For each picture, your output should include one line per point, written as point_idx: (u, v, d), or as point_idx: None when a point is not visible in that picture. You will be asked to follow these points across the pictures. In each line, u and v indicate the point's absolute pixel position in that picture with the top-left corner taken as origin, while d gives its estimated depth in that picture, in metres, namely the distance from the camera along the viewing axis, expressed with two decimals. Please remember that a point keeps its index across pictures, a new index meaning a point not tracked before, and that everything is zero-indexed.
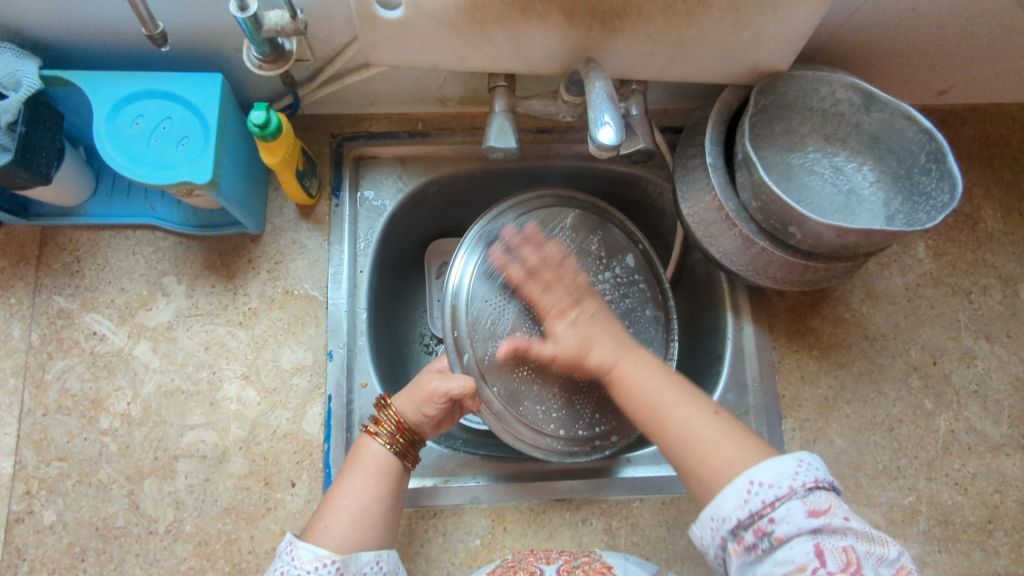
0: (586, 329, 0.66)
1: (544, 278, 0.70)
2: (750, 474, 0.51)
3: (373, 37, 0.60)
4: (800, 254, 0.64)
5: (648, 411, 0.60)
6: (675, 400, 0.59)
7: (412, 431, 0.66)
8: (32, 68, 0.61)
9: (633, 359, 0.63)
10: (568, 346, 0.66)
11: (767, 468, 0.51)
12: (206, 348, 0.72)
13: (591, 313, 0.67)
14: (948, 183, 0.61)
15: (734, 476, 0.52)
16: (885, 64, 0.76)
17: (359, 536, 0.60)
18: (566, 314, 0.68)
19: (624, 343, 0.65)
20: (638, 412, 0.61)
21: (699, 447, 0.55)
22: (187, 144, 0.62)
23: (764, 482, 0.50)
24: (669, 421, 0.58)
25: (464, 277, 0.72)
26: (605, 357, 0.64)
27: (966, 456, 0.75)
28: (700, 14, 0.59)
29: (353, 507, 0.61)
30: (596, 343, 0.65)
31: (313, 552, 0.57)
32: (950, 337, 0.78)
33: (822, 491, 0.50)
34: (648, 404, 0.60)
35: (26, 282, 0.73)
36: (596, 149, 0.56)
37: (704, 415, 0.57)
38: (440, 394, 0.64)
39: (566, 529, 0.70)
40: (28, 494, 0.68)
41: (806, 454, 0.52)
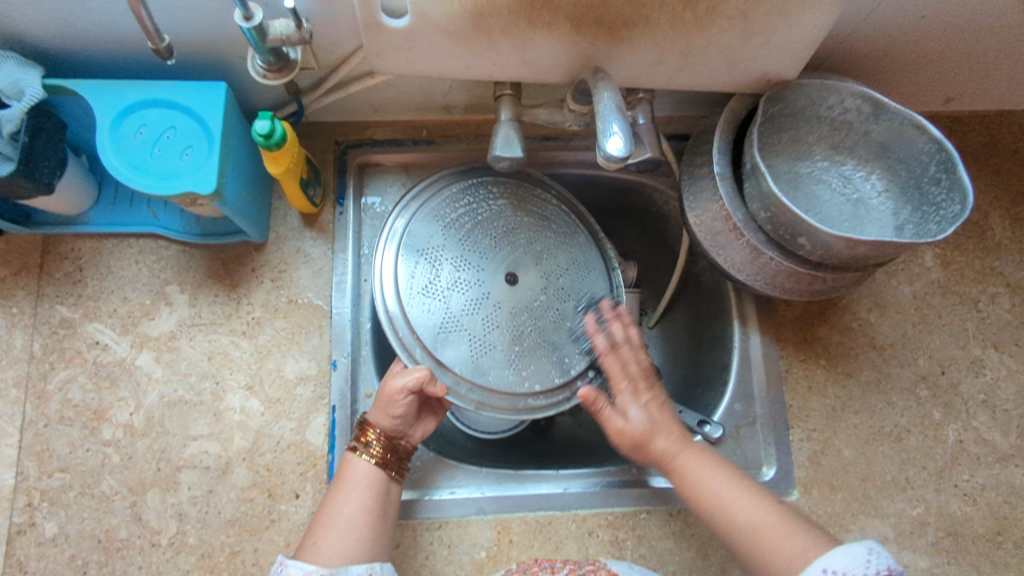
0: (657, 416, 0.63)
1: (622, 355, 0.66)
2: (823, 561, 0.52)
3: (379, 45, 0.60)
4: (808, 265, 0.64)
5: (712, 502, 0.60)
6: (741, 494, 0.59)
7: (393, 440, 0.65)
8: (34, 77, 0.60)
9: (694, 450, 0.62)
10: (637, 426, 0.62)
11: (839, 556, 0.52)
12: (209, 358, 0.72)
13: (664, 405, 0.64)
14: (958, 193, 0.60)
15: (807, 567, 0.53)
16: (892, 72, 0.75)
17: (348, 550, 0.59)
18: (640, 394, 0.64)
19: (684, 433, 0.64)
20: (703, 507, 0.60)
21: (770, 537, 0.56)
22: (190, 153, 0.62)
23: (837, 569, 0.51)
24: (736, 515, 0.58)
25: (388, 270, 0.68)
26: (669, 445, 0.62)
27: (975, 467, 0.74)
28: (708, 23, 0.58)
29: (341, 521, 0.60)
30: (666, 430, 0.63)
31: (302, 568, 0.56)
32: (958, 347, 0.78)
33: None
34: (711, 497, 0.60)
35: (28, 291, 0.72)
36: (605, 160, 0.55)
37: (768, 506, 0.58)
38: (399, 393, 0.63)
39: (571, 540, 0.70)
40: (29, 506, 0.67)
41: (879, 545, 0.52)
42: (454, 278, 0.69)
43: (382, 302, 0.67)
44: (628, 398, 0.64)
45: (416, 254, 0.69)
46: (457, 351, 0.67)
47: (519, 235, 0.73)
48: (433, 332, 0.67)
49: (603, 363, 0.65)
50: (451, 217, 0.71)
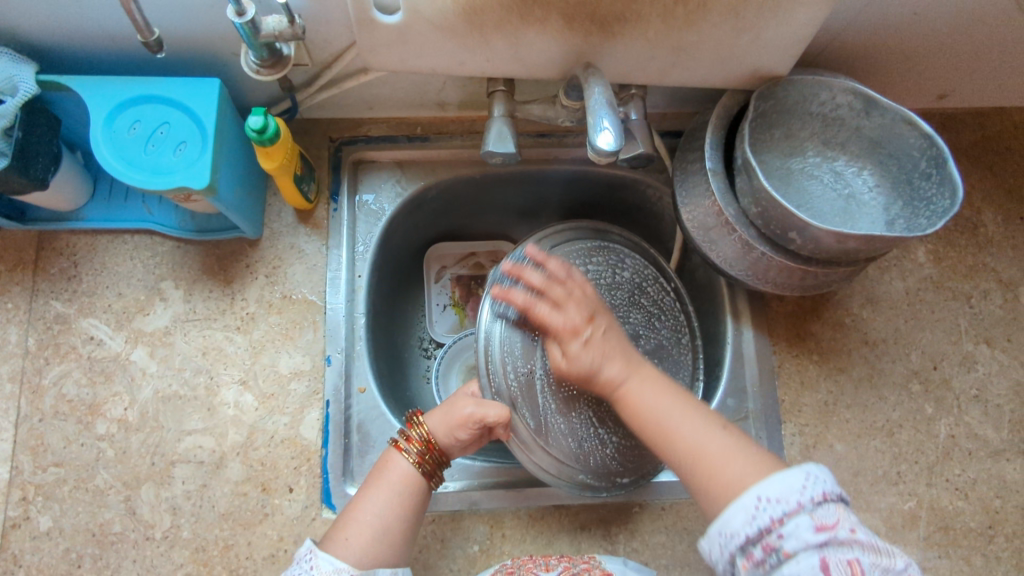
0: (600, 348, 0.62)
1: (554, 295, 0.63)
2: (757, 489, 0.52)
3: (372, 41, 0.60)
4: (799, 260, 0.64)
5: (655, 427, 0.60)
6: (683, 416, 0.60)
7: (444, 451, 0.65)
8: (28, 73, 0.61)
9: (641, 376, 0.63)
10: (583, 365, 0.62)
11: (775, 483, 0.51)
12: (203, 353, 0.72)
13: (605, 336, 0.63)
14: (948, 188, 0.60)
15: (744, 492, 0.53)
16: (885, 68, 0.75)
17: (376, 551, 0.59)
18: (581, 332, 0.62)
19: (633, 359, 0.64)
20: (646, 429, 0.61)
21: (708, 462, 0.56)
22: (184, 149, 0.62)
23: (772, 497, 0.51)
24: (678, 437, 0.59)
25: (498, 300, 0.68)
26: (616, 373, 0.62)
27: (967, 462, 0.74)
28: (699, 19, 0.58)
29: (375, 523, 0.61)
30: (609, 360, 0.62)
31: (332, 564, 0.57)
32: (951, 342, 0.78)
33: (829, 504, 0.50)
34: (655, 421, 0.60)
35: (22, 287, 0.73)
36: (596, 154, 0.55)
37: (710, 429, 0.59)
38: (472, 419, 0.63)
39: (564, 535, 0.70)
40: (24, 500, 0.67)
41: (812, 466, 0.52)
42: None
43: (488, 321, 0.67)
44: (568, 343, 0.62)
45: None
46: (534, 395, 0.66)
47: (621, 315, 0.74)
48: (522, 369, 0.66)
49: (533, 315, 0.63)
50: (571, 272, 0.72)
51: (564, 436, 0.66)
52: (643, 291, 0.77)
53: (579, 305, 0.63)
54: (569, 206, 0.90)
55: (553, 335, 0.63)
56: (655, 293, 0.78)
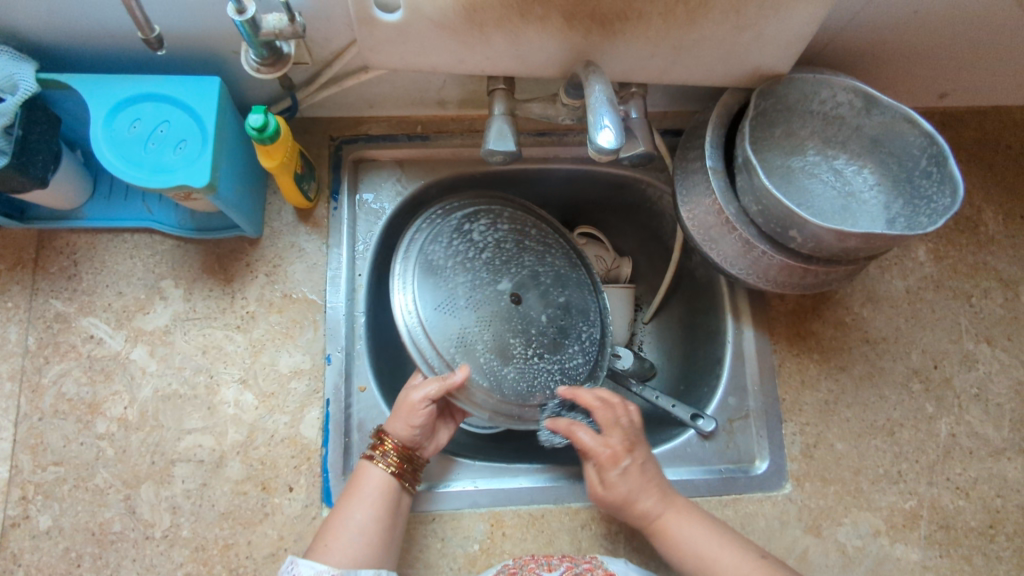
0: (638, 480, 0.63)
1: (602, 418, 0.66)
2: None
3: (373, 39, 0.60)
4: (800, 258, 0.64)
5: (693, 562, 0.61)
6: (720, 546, 0.61)
7: (411, 451, 0.65)
8: (28, 71, 0.61)
9: (677, 508, 0.63)
10: (617, 493, 0.63)
11: None
12: (203, 352, 0.72)
13: (644, 464, 0.64)
14: (949, 186, 0.61)
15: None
16: (884, 67, 0.75)
17: (357, 553, 0.59)
18: (621, 460, 0.63)
19: (669, 492, 0.64)
20: (684, 565, 0.61)
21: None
22: (184, 148, 0.62)
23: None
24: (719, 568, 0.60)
25: (403, 290, 0.69)
26: (652, 506, 0.62)
27: (968, 461, 0.74)
28: (700, 17, 0.58)
29: (353, 526, 0.60)
30: (643, 492, 0.63)
31: (314, 568, 0.56)
32: (951, 341, 0.78)
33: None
34: (695, 556, 0.61)
35: (23, 286, 0.73)
36: (596, 153, 0.55)
37: (751, 560, 0.60)
38: (421, 401, 0.64)
39: (565, 533, 0.70)
40: (23, 499, 0.67)
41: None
42: (466, 296, 0.70)
43: (401, 316, 0.67)
44: (607, 469, 0.63)
45: (438, 273, 0.70)
46: (475, 361, 0.67)
47: (518, 262, 0.75)
48: (454, 344, 0.67)
49: (576, 440, 0.64)
50: (454, 240, 0.73)
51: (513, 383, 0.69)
52: (525, 232, 0.79)
53: (622, 434, 0.65)
54: (569, 204, 0.90)
55: (595, 463, 0.64)
56: (540, 235, 0.80)
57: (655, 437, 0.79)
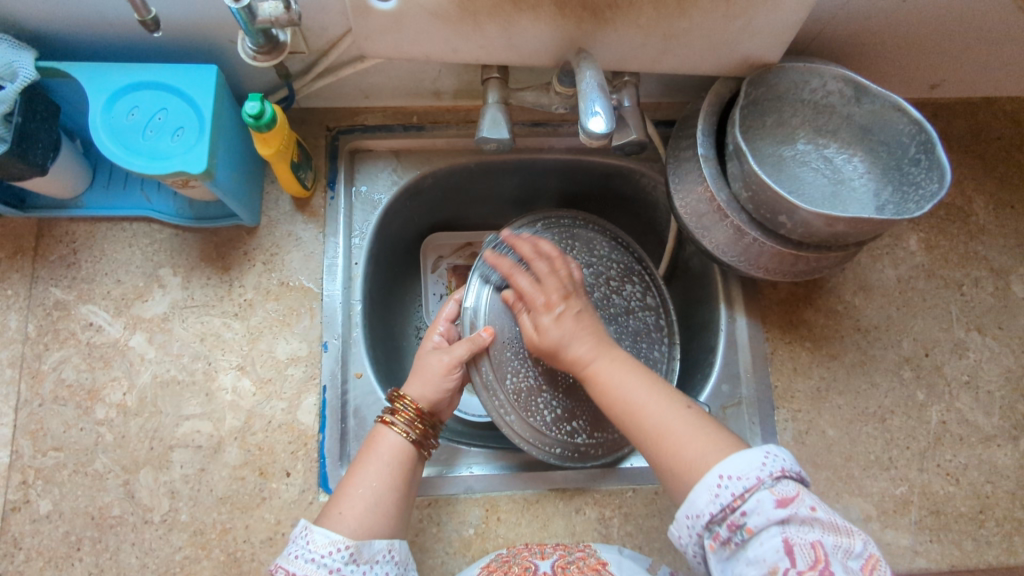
0: (572, 326, 0.63)
1: (538, 270, 0.67)
2: (719, 467, 0.52)
3: (368, 28, 0.61)
4: (791, 244, 0.65)
5: (621, 409, 0.60)
6: (648, 395, 0.60)
7: (431, 419, 0.66)
8: (27, 59, 0.61)
9: (611, 356, 0.63)
10: (549, 339, 0.63)
11: (735, 461, 0.52)
12: (201, 340, 0.73)
13: (581, 311, 0.65)
14: (936, 173, 0.61)
15: (705, 471, 0.53)
16: (875, 56, 0.76)
17: (372, 523, 0.59)
18: (552, 308, 0.64)
19: (604, 342, 0.64)
20: (612, 410, 0.61)
21: (673, 440, 0.56)
22: (182, 135, 0.63)
23: (733, 475, 0.51)
24: (644, 416, 0.58)
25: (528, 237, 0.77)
26: (583, 354, 0.62)
27: (958, 447, 0.75)
28: (690, 5, 0.59)
29: (368, 495, 0.60)
30: (576, 339, 0.63)
31: (328, 536, 0.57)
32: (942, 329, 0.79)
33: (788, 480, 0.51)
34: (621, 402, 0.60)
35: (22, 274, 0.73)
36: (588, 139, 0.56)
37: (677, 409, 0.58)
38: (454, 364, 0.67)
39: (559, 518, 0.71)
40: (24, 484, 0.68)
41: (773, 445, 0.53)
42: None
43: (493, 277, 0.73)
44: (541, 309, 0.64)
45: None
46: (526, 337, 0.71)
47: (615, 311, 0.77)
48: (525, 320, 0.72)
49: (514, 284, 0.67)
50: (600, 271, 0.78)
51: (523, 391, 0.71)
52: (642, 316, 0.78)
53: (557, 280, 0.66)
54: (564, 195, 0.91)
55: (531, 306, 0.65)
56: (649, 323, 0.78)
57: None
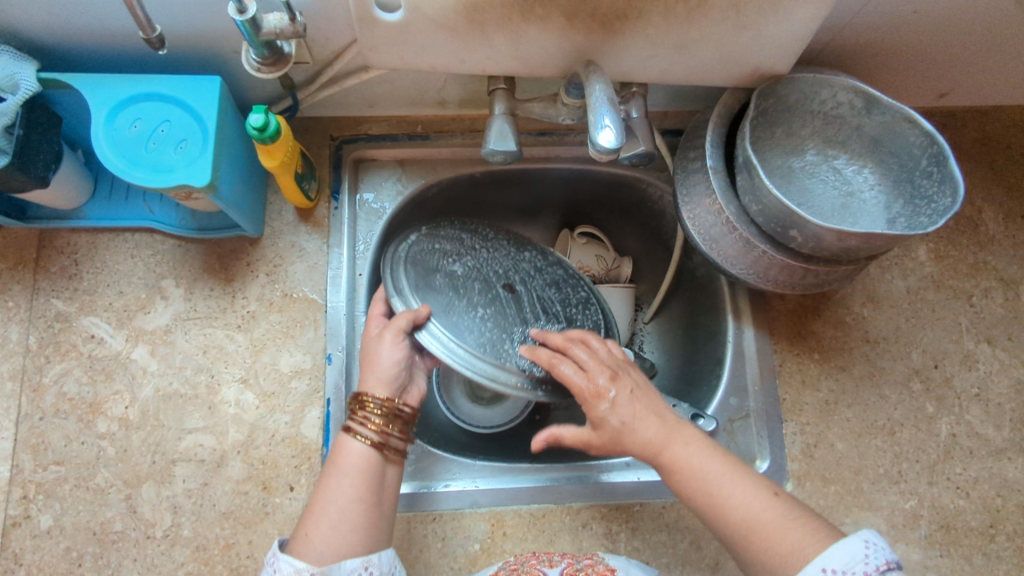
0: (631, 410, 0.57)
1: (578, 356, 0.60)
2: (820, 561, 0.49)
3: (373, 39, 0.60)
4: (801, 257, 0.64)
5: (701, 497, 0.55)
6: (730, 483, 0.55)
7: (397, 413, 0.62)
8: (28, 71, 0.60)
9: (684, 435, 0.57)
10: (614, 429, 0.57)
11: (838, 552, 0.49)
12: (204, 352, 0.72)
13: (636, 395, 0.58)
14: (949, 187, 0.60)
15: (805, 564, 0.50)
16: (885, 66, 0.75)
17: (339, 543, 0.56)
18: (606, 394, 0.57)
19: (671, 419, 0.58)
20: (691, 499, 0.56)
21: (764, 534, 0.52)
22: (184, 147, 0.62)
23: (838, 567, 0.48)
24: (728, 504, 0.54)
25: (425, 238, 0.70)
26: (653, 436, 0.57)
27: (968, 461, 0.74)
28: (700, 17, 0.58)
29: (333, 512, 0.57)
30: (640, 421, 0.57)
31: (292, 565, 0.54)
32: (951, 340, 0.78)
33: (896, 573, 0.48)
34: (701, 488, 0.55)
35: (23, 286, 0.73)
36: (597, 152, 0.55)
37: (764, 497, 0.54)
38: (400, 337, 0.62)
39: (565, 533, 0.70)
40: (25, 499, 0.67)
41: (871, 534, 0.50)
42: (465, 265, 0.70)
43: (399, 277, 0.64)
44: (592, 405, 0.57)
45: (448, 255, 0.69)
46: (463, 305, 0.65)
47: (529, 279, 0.74)
48: (449, 294, 0.65)
49: (555, 371, 0.59)
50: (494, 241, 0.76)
51: (493, 341, 0.63)
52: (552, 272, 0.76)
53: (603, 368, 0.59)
54: (570, 204, 0.90)
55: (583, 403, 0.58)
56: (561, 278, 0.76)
57: None
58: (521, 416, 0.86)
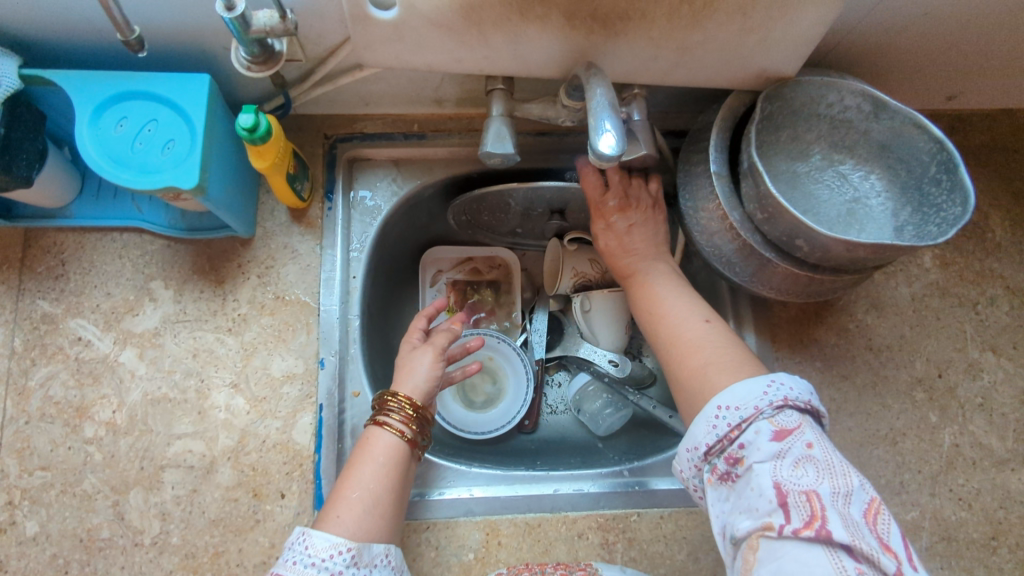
0: (619, 237, 0.70)
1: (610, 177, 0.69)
2: (718, 399, 0.53)
3: (366, 37, 0.58)
4: (805, 267, 0.63)
5: (648, 316, 0.65)
6: (674, 306, 0.63)
7: (422, 414, 0.64)
8: (10, 66, 0.58)
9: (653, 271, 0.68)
10: (608, 244, 0.71)
11: (734, 392, 0.52)
12: (193, 356, 0.70)
13: (637, 228, 0.70)
14: (959, 195, 0.58)
15: (709, 400, 0.54)
16: (894, 68, 0.73)
17: (370, 526, 0.56)
18: (609, 217, 0.70)
19: (649, 259, 0.69)
20: (642, 314, 0.66)
21: (681, 348, 0.59)
22: (172, 147, 0.60)
23: (732, 405, 0.52)
24: (666, 323, 0.62)
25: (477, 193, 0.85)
26: (629, 264, 0.69)
27: (971, 472, 0.73)
28: (705, 17, 0.56)
29: (365, 497, 0.58)
30: (623, 249, 0.70)
31: (329, 540, 0.54)
32: (956, 349, 0.76)
33: (791, 410, 0.51)
34: (649, 309, 0.65)
35: (8, 286, 0.71)
36: (597, 159, 0.53)
37: (696, 321, 0.61)
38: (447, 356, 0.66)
39: (561, 543, 0.69)
40: (10, 504, 0.66)
41: (781, 374, 0.53)
42: None
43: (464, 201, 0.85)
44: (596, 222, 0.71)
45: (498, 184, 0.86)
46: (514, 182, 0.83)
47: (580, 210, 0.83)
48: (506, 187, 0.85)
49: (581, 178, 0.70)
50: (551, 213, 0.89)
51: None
52: None
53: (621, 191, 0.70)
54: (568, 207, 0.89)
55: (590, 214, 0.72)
56: None
57: (654, 446, 0.79)
58: (516, 418, 0.84)
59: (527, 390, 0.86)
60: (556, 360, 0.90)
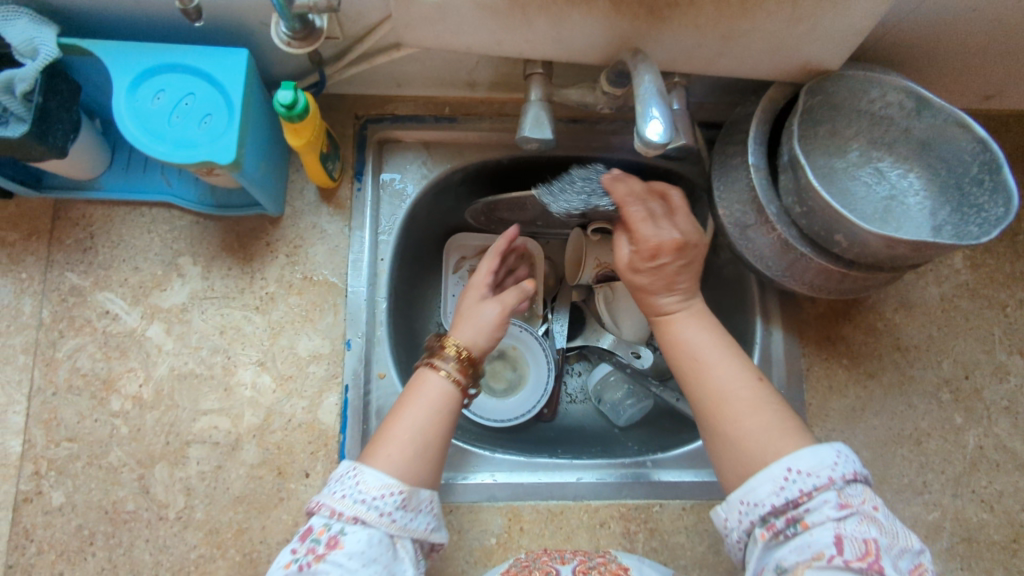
0: (671, 275, 0.62)
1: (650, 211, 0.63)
2: (788, 461, 0.51)
3: (409, 16, 0.58)
4: (840, 262, 0.62)
5: (688, 363, 0.60)
6: (720, 359, 0.59)
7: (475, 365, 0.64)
8: (49, 35, 0.58)
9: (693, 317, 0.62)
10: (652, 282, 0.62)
11: (807, 457, 0.51)
12: (221, 332, 0.70)
13: (688, 269, 0.63)
14: (1002, 195, 0.58)
15: (771, 463, 0.52)
16: (934, 66, 0.73)
17: (419, 470, 0.56)
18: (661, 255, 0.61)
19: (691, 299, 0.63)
20: (678, 362, 0.60)
21: (734, 409, 0.56)
22: (209, 122, 0.60)
23: (803, 470, 0.50)
24: (710, 376, 0.58)
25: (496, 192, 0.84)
26: (671, 302, 0.62)
27: (994, 474, 0.73)
28: (754, 7, 0.56)
29: (416, 440, 0.57)
30: (667, 288, 0.62)
31: (380, 479, 0.54)
32: (984, 351, 0.76)
33: (859, 484, 0.50)
34: (689, 357, 0.60)
35: (37, 257, 0.71)
36: (643, 147, 0.53)
37: (743, 381, 0.57)
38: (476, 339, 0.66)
39: (583, 531, 0.69)
40: (36, 475, 0.66)
41: (844, 446, 0.52)
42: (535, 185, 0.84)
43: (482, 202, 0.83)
44: (640, 259, 0.62)
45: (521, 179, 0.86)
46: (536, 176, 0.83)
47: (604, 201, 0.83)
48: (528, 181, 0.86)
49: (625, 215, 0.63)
50: None
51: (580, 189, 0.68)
52: None
53: (672, 228, 0.62)
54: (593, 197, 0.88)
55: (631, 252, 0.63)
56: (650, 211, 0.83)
57: (675, 439, 0.79)
58: (533, 410, 0.84)
59: (546, 379, 0.86)
60: (577, 349, 0.91)
